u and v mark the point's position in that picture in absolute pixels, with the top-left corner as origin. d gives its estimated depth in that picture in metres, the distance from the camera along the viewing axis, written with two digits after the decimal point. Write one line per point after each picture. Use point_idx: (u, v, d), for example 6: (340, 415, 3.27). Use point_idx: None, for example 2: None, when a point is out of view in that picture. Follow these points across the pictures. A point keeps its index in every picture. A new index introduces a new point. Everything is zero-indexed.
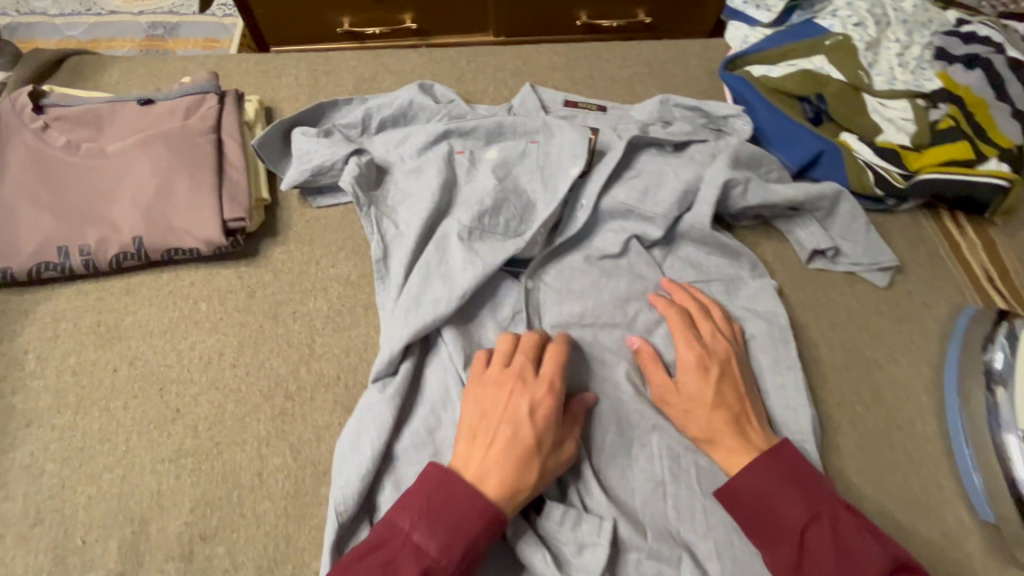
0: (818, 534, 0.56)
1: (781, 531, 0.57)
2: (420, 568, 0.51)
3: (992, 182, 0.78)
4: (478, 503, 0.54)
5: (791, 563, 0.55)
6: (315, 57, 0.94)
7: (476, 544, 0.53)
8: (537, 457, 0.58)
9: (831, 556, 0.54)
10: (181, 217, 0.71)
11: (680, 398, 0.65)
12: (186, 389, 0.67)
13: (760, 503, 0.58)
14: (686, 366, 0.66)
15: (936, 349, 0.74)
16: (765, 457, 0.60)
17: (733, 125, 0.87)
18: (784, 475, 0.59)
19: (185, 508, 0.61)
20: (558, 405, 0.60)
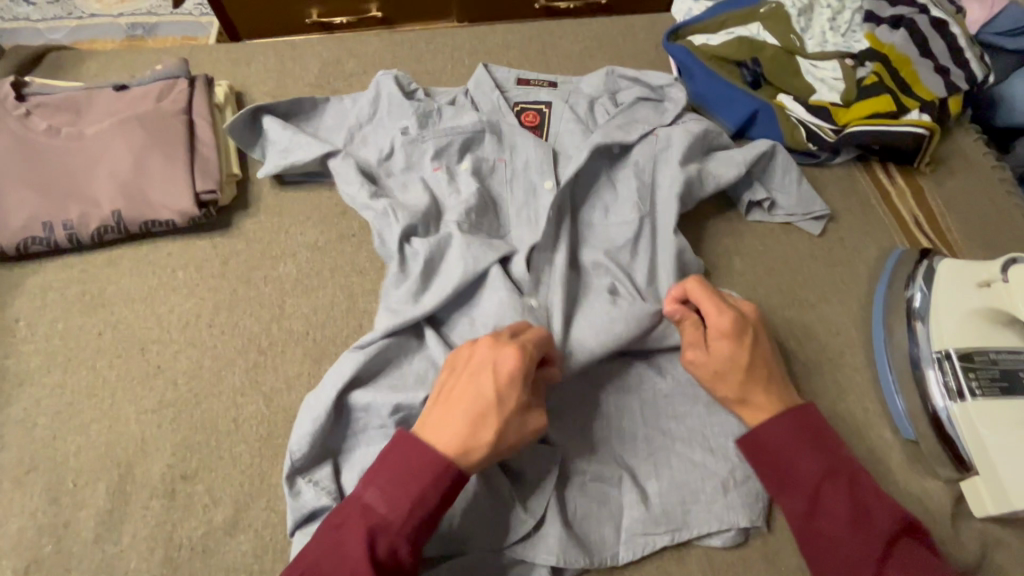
0: (834, 487, 0.57)
1: (798, 481, 0.58)
2: (366, 527, 0.52)
3: (913, 131, 0.84)
4: (428, 462, 0.54)
5: (804, 509, 0.57)
6: (282, 44, 1.00)
7: (425, 498, 0.53)
8: (499, 420, 0.55)
9: (846, 510, 0.56)
10: (158, 191, 0.77)
11: (712, 362, 0.63)
12: (165, 347, 0.73)
13: (780, 457, 0.60)
14: (720, 332, 0.63)
15: (865, 288, 0.80)
16: (792, 412, 0.61)
17: (669, 92, 0.90)
18: (807, 433, 0.60)
19: (167, 452, 0.66)
20: (521, 367, 0.56)
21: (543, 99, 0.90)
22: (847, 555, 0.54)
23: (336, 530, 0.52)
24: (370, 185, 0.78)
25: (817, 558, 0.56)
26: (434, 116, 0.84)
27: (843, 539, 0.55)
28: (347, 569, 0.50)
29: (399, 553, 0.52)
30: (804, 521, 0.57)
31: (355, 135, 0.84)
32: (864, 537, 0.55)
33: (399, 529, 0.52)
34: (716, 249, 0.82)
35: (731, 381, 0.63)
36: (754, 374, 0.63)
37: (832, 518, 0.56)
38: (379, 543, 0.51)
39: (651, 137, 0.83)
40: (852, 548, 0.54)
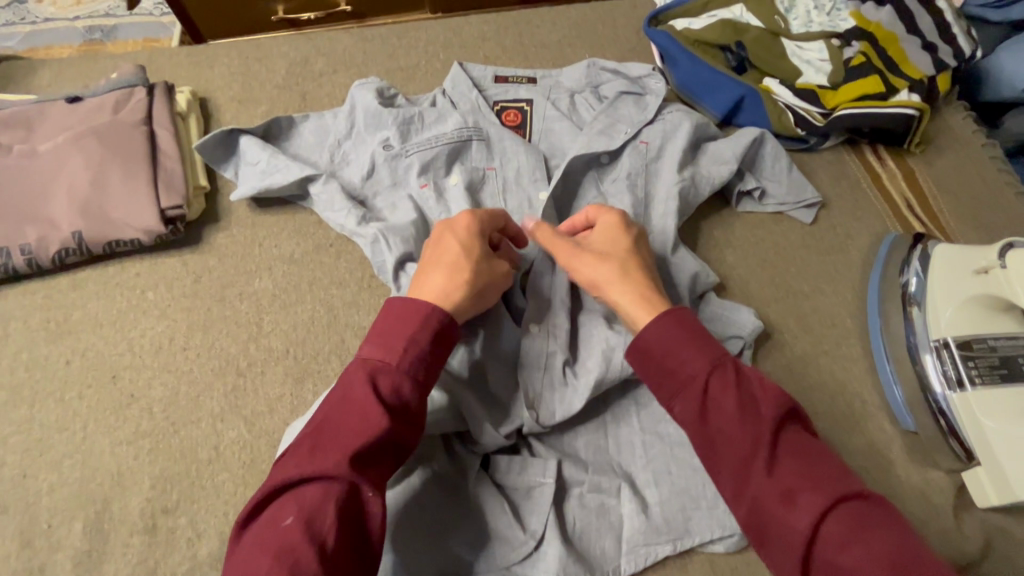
0: (722, 382, 0.51)
1: (684, 380, 0.52)
2: (367, 374, 0.53)
3: (904, 111, 0.81)
4: (412, 306, 0.57)
5: (695, 412, 0.51)
6: (246, 44, 0.95)
7: (417, 341, 0.55)
8: (468, 263, 0.61)
9: (733, 406, 0.50)
10: (120, 208, 0.73)
11: (591, 249, 0.63)
12: (138, 374, 0.69)
13: (665, 358, 0.54)
14: (607, 226, 0.64)
15: (859, 276, 0.78)
16: (668, 312, 0.56)
17: (648, 84, 0.87)
18: (688, 329, 0.54)
19: (146, 485, 0.63)
20: (477, 220, 0.64)
21: (524, 96, 0.87)
22: (738, 452, 0.49)
23: (337, 389, 0.53)
24: (359, 209, 0.74)
25: (711, 460, 0.50)
26: (415, 122, 0.80)
27: (733, 435, 0.49)
28: (356, 410, 0.51)
29: (403, 392, 0.53)
30: (695, 424, 0.51)
31: (336, 153, 0.81)
32: (752, 429, 0.49)
33: (399, 370, 0.54)
34: (707, 242, 0.80)
35: (591, 264, 0.61)
36: (620, 262, 0.61)
37: (722, 416, 0.50)
38: (381, 385, 0.53)
39: (639, 144, 0.79)
40: (743, 443, 0.49)
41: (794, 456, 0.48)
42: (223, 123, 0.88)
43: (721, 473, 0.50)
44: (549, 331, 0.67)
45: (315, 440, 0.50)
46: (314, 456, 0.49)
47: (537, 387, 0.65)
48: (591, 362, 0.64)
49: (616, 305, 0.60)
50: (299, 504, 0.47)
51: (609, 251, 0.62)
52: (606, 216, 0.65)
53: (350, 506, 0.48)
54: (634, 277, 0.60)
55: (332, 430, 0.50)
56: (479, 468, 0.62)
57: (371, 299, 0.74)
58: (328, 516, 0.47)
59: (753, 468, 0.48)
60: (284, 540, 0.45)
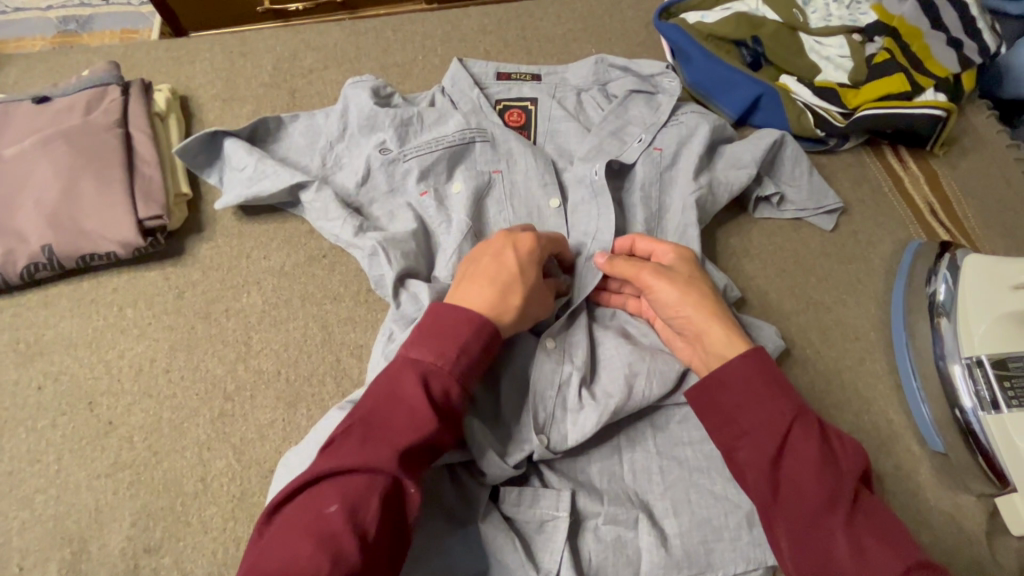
0: (805, 430, 0.51)
1: (763, 422, 0.52)
2: (418, 373, 0.50)
3: (930, 112, 0.77)
4: (465, 312, 0.54)
5: (770, 454, 0.50)
6: (230, 38, 0.89)
7: (468, 345, 0.53)
8: (522, 287, 0.58)
9: (815, 455, 0.49)
10: (93, 219, 0.67)
11: (675, 277, 0.60)
12: (117, 400, 0.64)
13: (744, 397, 0.53)
14: (679, 254, 0.62)
15: (882, 287, 0.74)
16: (749, 352, 0.55)
17: (661, 83, 0.82)
18: (771, 374, 0.54)
19: (127, 522, 0.59)
20: (539, 247, 0.61)
21: (528, 94, 0.82)
22: (813, 501, 0.48)
23: (385, 382, 0.51)
24: (356, 218, 0.69)
25: (780, 503, 0.49)
26: (414, 123, 0.75)
27: (810, 484, 0.49)
28: (407, 408, 0.49)
29: (451, 397, 0.51)
30: (768, 467, 0.50)
31: (328, 156, 0.75)
32: (831, 481, 0.49)
33: (449, 373, 0.51)
34: (723, 251, 0.76)
35: (676, 290, 0.59)
36: (699, 290, 0.60)
37: (799, 463, 0.50)
38: (432, 387, 0.51)
39: (653, 150, 0.74)
40: (820, 493, 0.48)
41: (868, 514, 0.48)
42: (206, 124, 0.82)
43: (786, 518, 0.49)
44: (565, 348, 0.62)
45: (363, 432, 0.48)
46: (362, 448, 0.47)
47: (549, 408, 0.60)
48: (610, 385, 0.60)
49: (703, 334, 0.58)
50: (344, 493, 0.45)
51: (689, 278, 0.60)
52: (673, 245, 0.63)
53: (392, 503, 0.46)
54: (716, 306, 0.59)
55: (381, 425, 0.48)
56: (487, 501, 0.58)
57: (369, 315, 0.70)
58: (370, 508, 0.45)
59: (827, 518, 0.48)
60: (326, 529, 0.43)
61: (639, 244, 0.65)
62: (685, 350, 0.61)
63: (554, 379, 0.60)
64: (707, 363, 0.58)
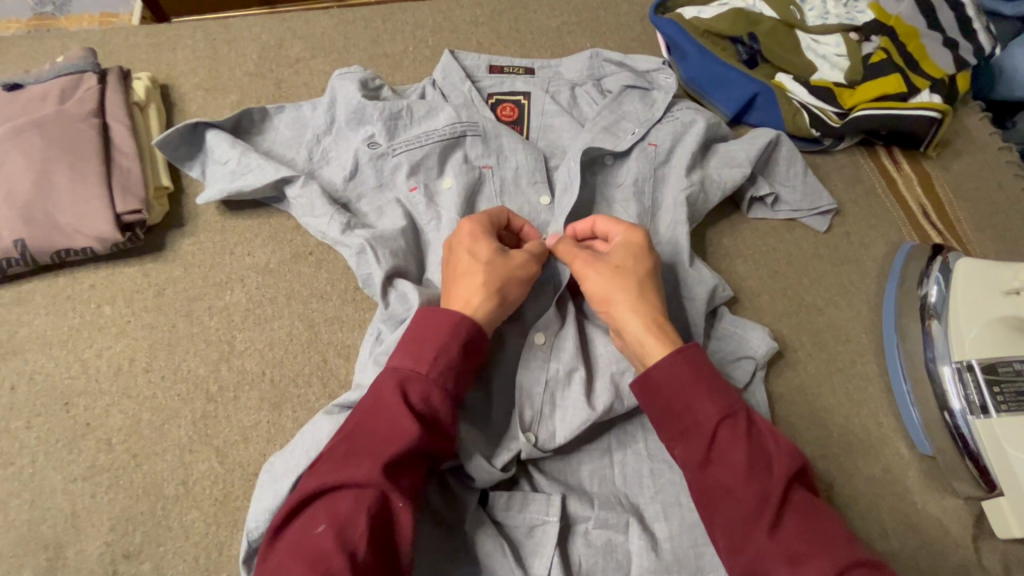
0: (733, 431, 0.49)
1: (693, 423, 0.50)
2: (397, 382, 0.50)
3: (925, 114, 0.77)
4: (440, 315, 0.54)
5: (697, 457, 0.50)
6: (213, 25, 0.86)
7: (446, 348, 0.52)
8: (475, 270, 0.57)
9: (741, 458, 0.48)
10: (68, 213, 0.65)
11: (602, 266, 0.58)
12: (94, 401, 0.62)
13: (673, 396, 0.52)
14: (623, 243, 0.59)
15: (874, 289, 0.74)
16: (680, 348, 0.53)
17: (657, 79, 0.81)
18: (702, 372, 0.52)
19: (104, 527, 0.57)
20: (478, 226, 0.59)
21: (521, 88, 0.80)
22: (740, 506, 0.47)
23: (368, 396, 0.51)
24: (343, 214, 0.67)
25: (710, 507, 0.49)
26: (404, 117, 0.73)
27: (737, 489, 0.48)
28: (388, 417, 0.49)
29: (433, 400, 0.51)
30: (696, 470, 0.50)
31: (315, 150, 0.73)
32: (760, 485, 0.47)
33: (429, 378, 0.51)
34: (716, 251, 0.75)
35: (599, 283, 0.57)
36: (627, 282, 0.57)
37: (726, 466, 0.48)
38: (413, 394, 0.50)
39: (647, 146, 0.73)
40: (746, 497, 0.47)
41: (799, 516, 0.46)
42: (188, 114, 0.79)
43: (718, 523, 0.48)
44: (556, 343, 0.61)
45: (347, 446, 0.48)
46: (347, 463, 0.47)
47: (536, 405, 0.58)
48: (597, 383, 0.59)
49: (621, 331, 0.56)
50: (332, 511, 0.45)
51: (617, 269, 0.58)
52: (624, 228, 0.60)
53: (381, 515, 0.46)
54: (645, 299, 0.56)
55: (364, 438, 0.48)
56: (476, 505, 0.57)
57: (357, 314, 0.68)
58: (358, 524, 0.45)
59: (755, 524, 0.46)
60: (316, 549, 0.43)
61: (595, 226, 0.62)
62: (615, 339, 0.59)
63: (543, 378, 0.59)
64: (632, 358, 0.57)
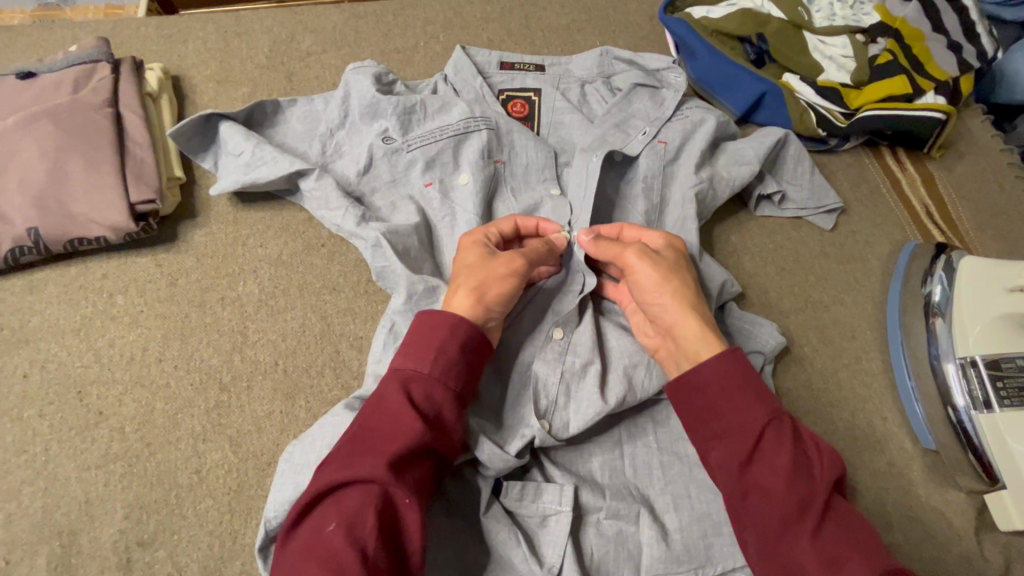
0: (777, 434, 0.50)
1: (737, 424, 0.51)
2: (400, 382, 0.51)
3: (930, 115, 0.78)
4: (440, 315, 0.54)
5: (739, 458, 0.50)
6: (224, 17, 0.86)
7: (446, 346, 0.53)
8: (464, 275, 0.58)
9: (785, 461, 0.49)
10: (82, 203, 0.65)
11: (659, 260, 0.59)
12: (107, 389, 0.62)
13: (719, 396, 0.53)
14: (669, 246, 0.61)
15: (878, 287, 0.75)
16: (726, 350, 0.54)
17: (667, 77, 0.81)
18: (748, 376, 0.53)
19: (118, 515, 0.57)
20: (479, 237, 0.62)
21: (532, 85, 0.80)
22: (782, 508, 0.48)
23: (372, 397, 0.52)
24: (358, 207, 0.68)
25: (749, 508, 0.49)
26: (417, 112, 0.74)
27: (780, 490, 0.48)
28: (391, 416, 0.50)
29: (435, 398, 0.51)
30: (737, 471, 0.50)
31: (328, 144, 0.74)
32: (801, 487, 0.48)
33: (430, 377, 0.52)
34: (723, 248, 0.76)
35: (657, 274, 0.58)
36: (681, 281, 0.58)
37: (768, 468, 0.49)
38: (415, 393, 0.51)
39: (657, 142, 0.74)
40: (788, 499, 0.48)
41: (838, 522, 0.48)
42: (200, 106, 0.79)
43: (755, 524, 0.49)
44: (570, 337, 0.61)
45: (353, 446, 0.49)
46: (353, 462, 0.48)
47: (551, 395, 0.59)
48: (611, 377, 0.60)
49: (675, 326, 0.56)
50: (340, 510, 0.46)
51: (672, 266, 0.59)
52: (663, 234, 0.62)
53: (389, 511, 0.46)
54: (696, 301, 0.58)
55: (369, 437, 0.49)
56: (489, 495, 0.58)
57: (369, 306, 0.68)
58: (366, 521, 0.45)
59: (796, 526, 0.47)
60: (326, 548, 0.44)
61: (625, 232, 0.64)
62: (652, 338, 0.59)
63: (557, 370, 0.60)
64: (676, 360, 0.57)
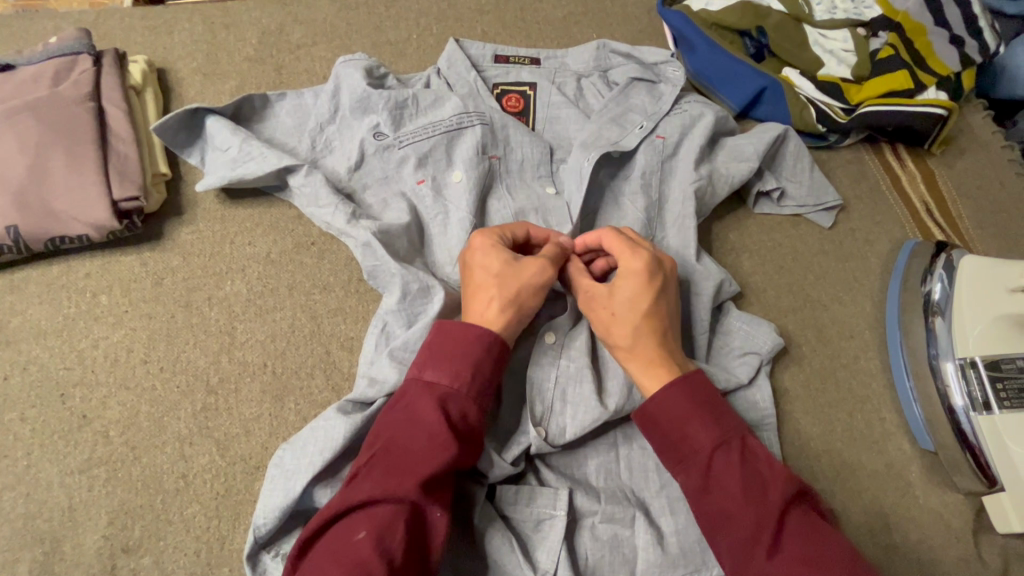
0: (727, 459, 0.50)
1: (688, 453, 0.51)
2: (434, 398, 0.50)
3: (931, 111, 0.77)
4: (474, 329, 0.54)
5: (694, 487, 0.50)
6: (212, 8, 0.84)
7: (482, 365, 0.53)
8: (495, 285, 0.57)
9: (736, 485, 0.49)
10: (63, 200, 0.63)
11: (610, 300, 0.57)
12: (91, 392, 0.61)
13: (669, 427, 0.52)
14: (627, 272, 0.58)
15: (878, 285, 0.74)
16: (677, 378, 0.54)
17: (665, 71, 0.79)
18: (696, 400, 0.53)
19: (102, 521, 0.56)
20: (495, 242, 0.59)
21: (526, 79, 0.79)
22: (739, 535, 0.48)
23: (403, 409, 0.51)
24: (348, 205, 0.66)
25: (712, 536, 0.49)
26: (409, 107, 0.72)
27: (735, 516, 0.48)
28: (426, 432, 0.49)
29: (469, 416, 0.51)
30: (695, 500, 0.50)
31: (318, 139, 0.72)
32: (755, 510, 0.47)
33: (466, 395, 0.51)
34: (721, 246, 0.75)
35: (598, 322, 0.58)
36: (631, 321, 0.56)
37: (723, 494, 0.49)
38: (450, 410, 0.51)
39: (655, 138, 0.72)
40: (745, 525, 0.47)
41: (800, 540, 0.46)
42: (186, 99, 0.77)
43: (722, 551, 0.49)
44: (566, 341, 0.60)
45: (386, 460, 0.48)
46: (385, 474, 0.47)
47: (546, 400, 0.58)
48: (609, 383, 0.59)
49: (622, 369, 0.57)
50: (371, 519, 0.45)
51: (622, 304, 0.57)
52: (627, 254, 0.58)
53: (415, 528, 0.46)
54: (642, 341, 0.56)
55: (403, 452, 0.48)
56: (483, 500, 0.57)
57: (360, 306, 0.67)
58: (397, 535, 0.45)
59: (755, 552, 0.47)
60: (354, 556, 0.43)
61: (602, 241, 0.61)
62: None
63: (553, 375, 0.59)
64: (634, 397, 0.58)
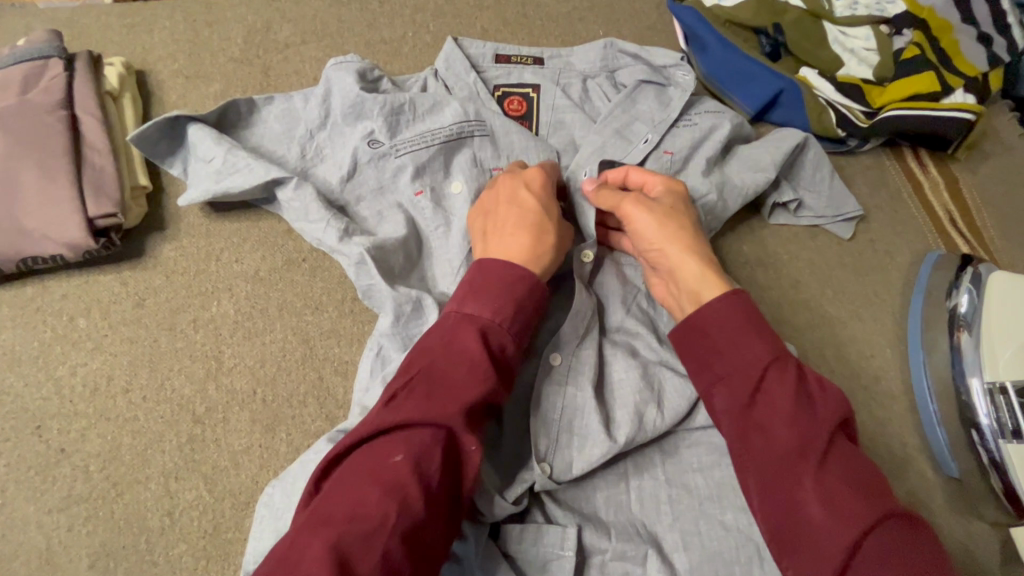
0: (781, 374, 0.47)
1: (738, 365, 0.48)
2: (477, 329, 0.48)
3: (959, 116, 0.72)
4: (520, 267, 0.52)
5: (742, 400, 0.47)
6: (194, 4, 0.79)
7: (524, 303, 0.51)
8: (546, 219, 0.57)
9: (788, 402, 0.45)
10: (35, 218, 0.59)
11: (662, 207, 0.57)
12: (69, 423, 0.57)
13: (722, 337, 0.49)
14: (671, 187, 0.59)
15: (899, 300, 0.71)
16: (731, 293, 0.51)
17: (675, 75, 0.75)
18: (752, 317, 0.50)
19: (83, 563, 0.53)
20: (546, 181, 0.60)
21: (529, 80, 0.74)
22: (782, 451, 0.44)
23: (441, 338, 0.49)
24: (340, 220, 0.62)
25: (748, 453, 0.46)
26: (406, 112, 0.67)
27: (782, 431, 0.45)
28: (468, 362, 0.47)
29: (508, 353, 0.50)
30: (740, 413, 0.47)
31: (308, 147, 0.67)
32: (805, 429, 0.44)
33: (507, 331, 0.50)
34: (736, 260, 0.71)
35: (655, 222, 0.56)
36: (681, 225, 0.57)
37: (771, 410, 0.46)
38: (491, 343, 0.49)
39: (661, 153, 0.68)
40: (791, 442, 0.44)
41: (845, 466, 0.43)
42: (167, 104, 0.73)
43: (757, 469, 0.45)
44: (572, 366, 0.57)
45: (425, 384, 0.46)
46: (427, 399, 0.45)
47: (552, 433, 0.55)
48: (617, 413, 0.56)
49: (675, 270, 0.55)
50: (408, 441, 0.43)
51: (672, 212, 0.57)
52: (663, 177, 0.60)
53: (452, 458, 0.44)
54: (695, 244, 0.56)
55: (440, 379, 0.46)
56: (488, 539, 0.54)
57: (354, 328, 0.63)
58: (436, 458, 0.43)
59: (799, 469, 0.43)
60: (392, 476, 0.41)
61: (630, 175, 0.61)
62: (660, 288, 0.58)
63: (559, 405, 0.56)
64: (681, 303, 0.55)
